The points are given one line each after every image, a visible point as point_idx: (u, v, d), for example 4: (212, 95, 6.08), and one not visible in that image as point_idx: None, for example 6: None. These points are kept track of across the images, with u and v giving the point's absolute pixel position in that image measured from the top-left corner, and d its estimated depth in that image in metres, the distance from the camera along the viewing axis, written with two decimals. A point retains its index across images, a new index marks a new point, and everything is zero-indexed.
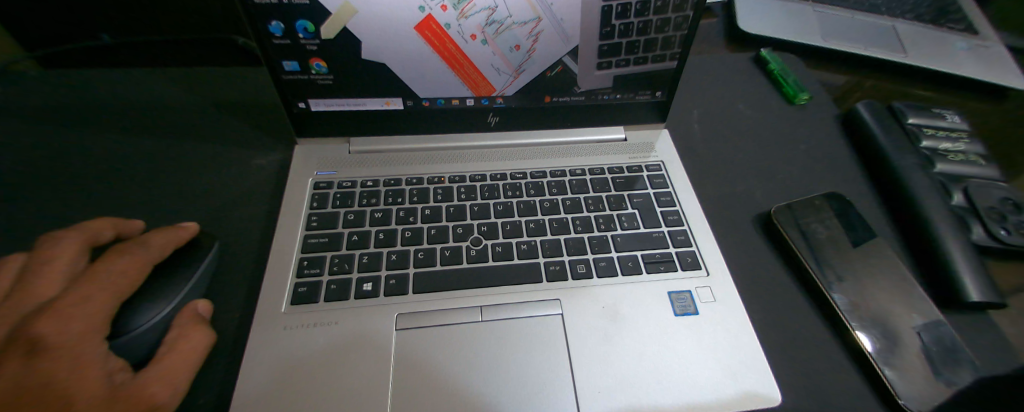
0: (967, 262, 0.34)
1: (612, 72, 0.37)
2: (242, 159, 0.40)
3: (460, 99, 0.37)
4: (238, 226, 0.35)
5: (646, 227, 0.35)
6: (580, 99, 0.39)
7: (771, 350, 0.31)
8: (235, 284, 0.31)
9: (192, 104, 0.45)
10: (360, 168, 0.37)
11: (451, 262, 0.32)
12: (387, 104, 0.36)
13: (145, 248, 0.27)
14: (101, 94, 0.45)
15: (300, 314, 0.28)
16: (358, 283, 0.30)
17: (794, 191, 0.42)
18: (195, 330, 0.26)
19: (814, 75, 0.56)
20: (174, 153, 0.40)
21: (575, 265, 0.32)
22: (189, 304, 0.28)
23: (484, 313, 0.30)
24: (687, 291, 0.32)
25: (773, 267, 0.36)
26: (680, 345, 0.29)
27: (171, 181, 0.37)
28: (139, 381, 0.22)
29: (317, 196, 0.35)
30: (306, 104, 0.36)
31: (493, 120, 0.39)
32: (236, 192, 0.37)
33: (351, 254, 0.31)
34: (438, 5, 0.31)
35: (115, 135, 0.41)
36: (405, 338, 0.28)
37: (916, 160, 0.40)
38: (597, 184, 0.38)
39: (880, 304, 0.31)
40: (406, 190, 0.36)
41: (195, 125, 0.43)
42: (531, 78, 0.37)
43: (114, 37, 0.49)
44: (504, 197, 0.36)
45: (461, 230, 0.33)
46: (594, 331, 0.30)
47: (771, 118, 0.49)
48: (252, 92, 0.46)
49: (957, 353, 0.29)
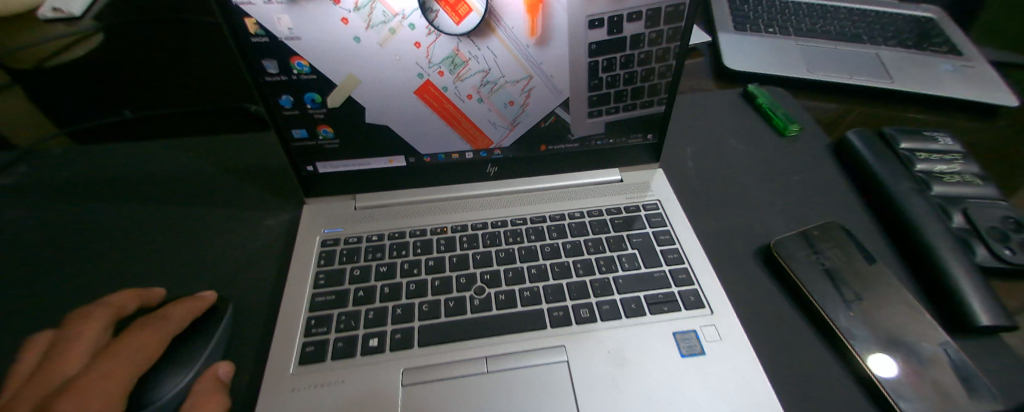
0: (972, 284, 0.33)
1: (603, 120, 0.39)
2: (254, 220, 0.42)
3: (460, 153, 0.39)
4: (247, 287, 0.36)
5: (647, 267, 0.36)
6: (574, 146, 0.40)
7: (790, 392, 0.30)
8: (246, 346, 0.32)
9: (208, 170, 0.47)
10: (366, 222, 0.39)
11: (456, 313, 0.32)
12: (390, 161, 0.38)
13: (165, 320, 0.28)
14: (125, 165, 0.48)
15: (307, 373, 0.29)
16: (364, 338, 0.30)
17: (793, 222, 0.42)
18: (210, 396, 0.26)
19: (802, 106, 0.57)
20: (191, 218, 0.42)
21: (578, 310, 0.33)
22: (210, 367, 0.28)
23: (490, 364, 0.30)
24: (692, 331, 0.32)
25: (780, 303, 0.36)
26: (688, 390, 0.29)
27: (188, 246, 0.39)
28: None
29: (324, 253, 0.36)
30: (314, 167, 0.38)
31: (491, 170, 0.41)
32: (248, 253, 0.39)
33: (357, 310, 0.32)
34: (435, 72, 0.33)
35: (137, 203, 0.43)
36: (410, 394, 0.28)
37: (910, 185, 0.41)
38: (596, 226, 0.39)
39: (890, 331, 0.30)
40: (410, 242, 0.37)
41: (210, 191, 0.45)
42: (527, 130, 0.39)
43: (134, 111, 0.53)
44: (505, 243, 0.37)
45: (464, 279, 0.34)
46: (600, 378, 0.30)
47: (764, 151, 0.50)
48: (265, 155, 0.49)
49: (971, 380, 0.28)
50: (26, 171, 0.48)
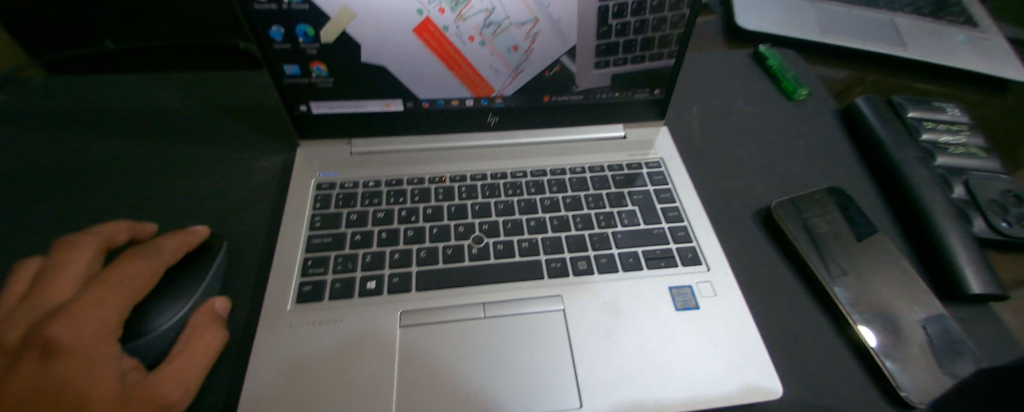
0: (967, 254, 0.34)
1: (610, 71, 0.37)
2: (245, 163, 0.40)
3: (460, 100, 0.38)
4: (241, 228, 0.35)
5: (646, 223, 0.36)
6: (579, 98, 0.39)
7: (775, 345, 0.31)
8: (242, 284, 0.32)
9: (194, 110, 0.45)
10: (363, 169, 0.38)
11: (454, 260, 0.32)
12: (387, 105, 0.37)
13: (158, 252, 0.27)
14: (106, 100, 0.46)
15: (305, 312, 0.29)
16: (362, 280, 0.30)
17: (794, 186, 0.42)
18: (208, 329, 0.26)
19: (813, 71, 0.56)
20: (179, 157, 0.40)
21: (575, 262, 0.33)
22: (207, 302, 0.28)
23: (487, 310, 0.30)
24: (688, 286, 0.33)
25: (774, 263, 0.36)
26: (680, 341, 0.30)
27: (178, 184, 0.38)
28: (151, 380, 0.22)
29: (320, 197, 0.35)
30: (308, 107, 0.36)
31: (492, 120, 0.39)
32: (240, 194, 0.38)
33: (354, 253, 0.32)
34: (436, 9, 0.31)
35: (121, 140, 0.42)
36: (407, 335, 0.28)
37: (915, 154, 0.41)
38: (597, 181, 0.38)
39: (881, 298, 0.31)
40: (408, 190, 0.36)
41: (198, 131, 0.43)
42: (530, 78, 0.37)
43: (116, 43, 0.50)
44: (504, 195, 0.36)
45: (462, 228, 0.34)
46: (595, 327, 0.30)
47: (771, 114, 0.49)
48: (254, 96, 0.47)
49: (958, 345, 0.29)
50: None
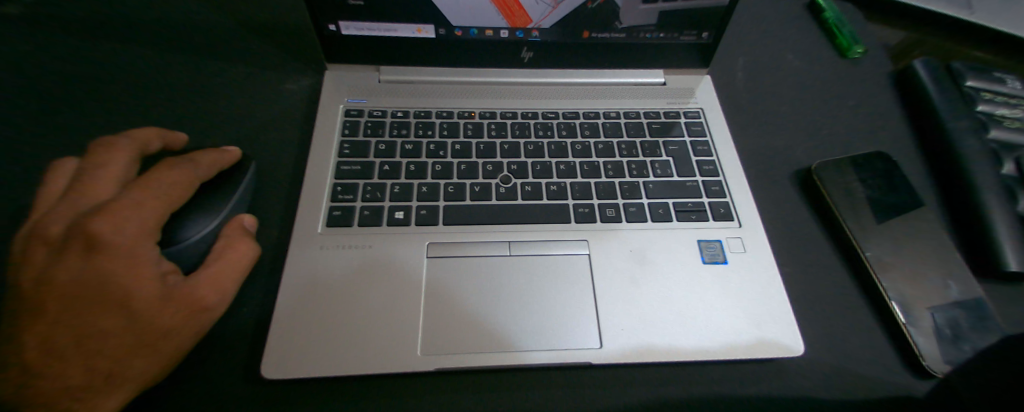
0: (1010, 230, 0.32)
1: (658, 8, 0.34)
2: (268, 85, 0.39)
3: (494, 30, 0.35)
4: (266, 151, 0.34)
5: (680, 176, 0.34)
6: (621, 36, 0.36)
7: (802, 304, 0.31)
8: (270, 205, 0.31)
9: (212, 25, 0.43)
10: (389, 98, 0.36)
11: (482, 198, 0.31)
12: (418, 31, 0.35)
13: (193, 164, 0.27)
14: (118, 6, 0.43)
15: (334, 236, 0.29)
16: (390, 210, 0.30)
17: (837, 148, 0.40)
18: (240, 242, 0.26)
19: (870, 28, 0.51)
20: (199, 74, 0.39)
21: (604, 209, 0.32)
22: (236, 217, 0.28)
23: (512, 248, 0.30)
24: (717, 241, 0.32)
25: (809, 225, 0.35)
26: (706, 293, 0.29)
27: (202, 100, 0.37)
28: (191, 283, 0.23)
29: (347, 124, 0.34)
30: (336, 27, 0.34)
31: (526, 55, 0.37)
32: (264, 117, 0.36)
33: (382, 183, 0.31)
34: None
35: (139, 51, 0.40)
36: (433, 267, 0.28)
37: (969, 123, 0.38)
38: (632, 128, 0.36)
39: (915, 268, 0.31)
40: (436, 123, 0.35)
41: (217, 48, 0.41)
42: (572, 10, 0.34)
43: None
44: (535, 137, 0.35)
45: (491, 167, 0.33)
46: (620, 274, 0.30)
47: (821, 71, 0.46)
48: (274, 15, 0.44)
49: (987, 321, 0.29)
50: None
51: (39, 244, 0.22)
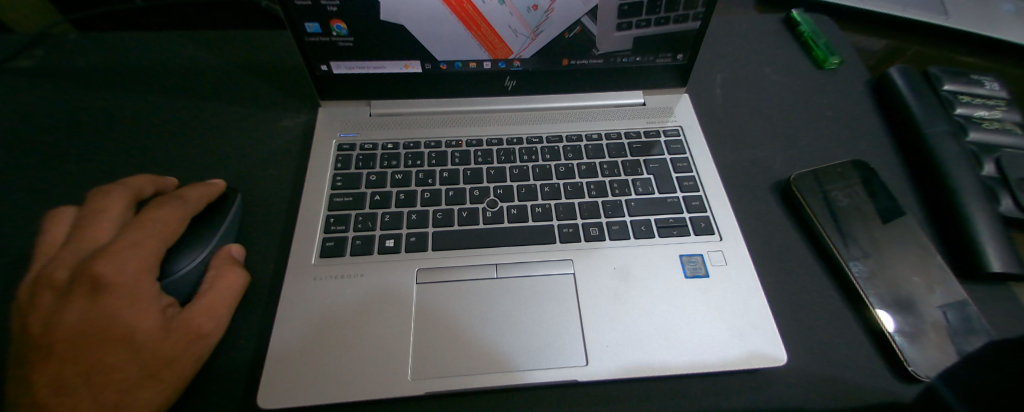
0: (990, 231, 0.33)
1: (632, 34, 0.36)
2: (266, 122, 0.41)
3: (478, 62, 0.37)
4: (264, 185, 0.36)
5: (661, 193, 0.35)
6: (599, 62, 0.38)
7: (784, 315, 0.32)
8: (268, 239, 0.33)
9: (214, 67, 0.45)
10: (380, 131, 0.38)
11: (469, 223, 0.33)
12: (405, 66, 0.37)
13: (184, 201, 0.29)
14: (128, 54, 0.46)
15: (329, 265, 0.30)
16: (381, 238, 0.31)
17: (816, 159, 0.41)
18: (230, 271, 0.28)
19: (847, 38, 0.53)
20: (201, 114, 0.41)
21: (587, 228, 0.33)
22: (223, 248, 0.29)
23: (499, 270, 0.31)
24: (698, 254, 0.33)
25: (789, 236, 0.36)
26: (689, 307, 0.30)
27: (203, 140, 0.39)
28: (186, 313, 0.24)
29: (340, 158, 0.36)
30: (328, 66, 0.36)
31: (510, 83, 0.39)
32: (261, 153, 0.38)
33: (373, 213, 0.33)
34: None
35: (144, 95, 0.42)
36: (424, 292, 0.30)
37: (948, 127, 0.39)
38: (614, 149, 0.38)
39: (896, 275, 0.31)
40: (425, 153, 0.36)
41: (218, 89, 0.43)
42: (550, 39, 0.36)
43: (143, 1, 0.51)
44: (519, 161, 0.36)
45: (478, 192, 0.34)
46: (605, 290, 0.31)
47: (799, 84, 0.47)
48: (271, 55, 0.47)
49: (971, 324, 0.29)
50: (24, 46, 0.46)
51: (45, 293, 0.24)
